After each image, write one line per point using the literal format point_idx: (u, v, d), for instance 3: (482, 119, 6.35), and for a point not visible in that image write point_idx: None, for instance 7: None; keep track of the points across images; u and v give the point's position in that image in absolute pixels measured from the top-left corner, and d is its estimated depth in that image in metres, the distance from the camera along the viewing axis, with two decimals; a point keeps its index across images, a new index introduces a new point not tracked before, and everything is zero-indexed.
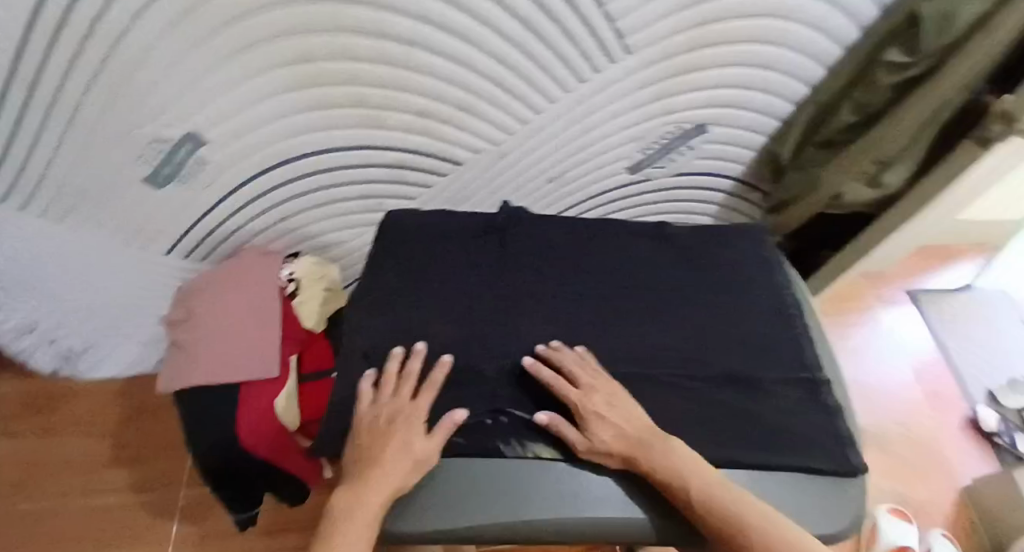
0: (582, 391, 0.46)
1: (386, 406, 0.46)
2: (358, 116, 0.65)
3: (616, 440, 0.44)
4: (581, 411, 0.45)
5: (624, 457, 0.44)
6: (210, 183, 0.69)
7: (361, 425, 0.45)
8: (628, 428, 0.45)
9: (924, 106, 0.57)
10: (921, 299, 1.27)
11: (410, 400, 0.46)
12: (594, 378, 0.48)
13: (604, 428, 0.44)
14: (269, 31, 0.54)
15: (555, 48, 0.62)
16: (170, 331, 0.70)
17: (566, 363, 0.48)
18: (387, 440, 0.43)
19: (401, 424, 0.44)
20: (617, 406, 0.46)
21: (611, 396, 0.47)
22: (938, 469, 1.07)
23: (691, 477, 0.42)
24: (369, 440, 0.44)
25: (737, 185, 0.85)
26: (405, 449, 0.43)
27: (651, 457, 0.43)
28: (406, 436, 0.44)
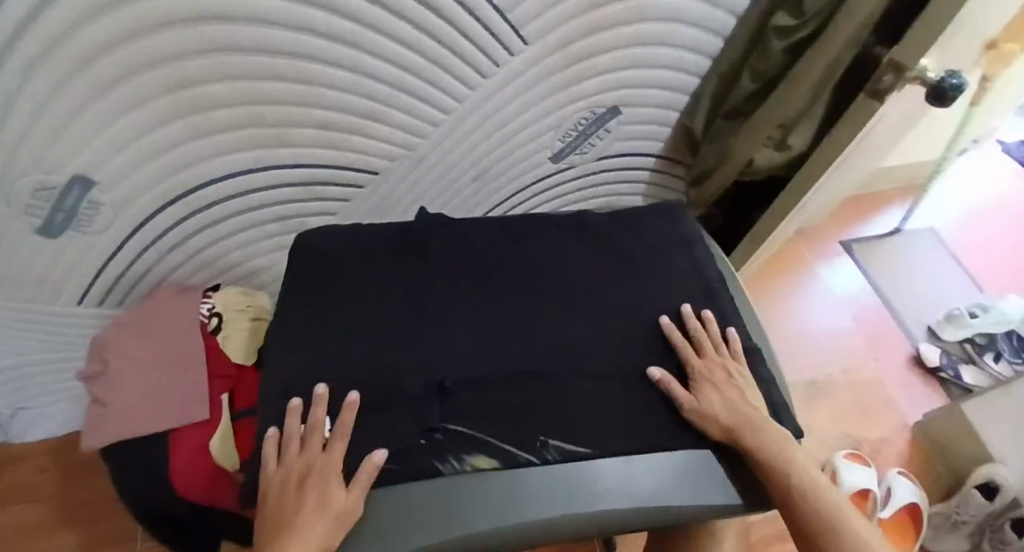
0: (704, 360, 0.52)
1: (296, 466, 0.44)
2: (256, 137, 0.63)
3: (724, 411, 0.48)
4: (699, 377, 0.50)
5: (730, 428, 0.48)
6: (110, 224, 0.65)
7: (271, 495, 0.43)
8: (735, 407, 0.49)
9: (817, 67, 0.58)
10: (855, 248, 1.32)
11: (322, 453, 0.44)
12: (717, 356, 0.53)
13: (714, 395, 0.49)
14: (142, 61, 0.51)
15: (454, 47, 0.60)
16: (87, 388, 0.67)
17: (699, 335, 0.53)
18: (300, 502, 0.41)
19: (314, 481, 0.42)
20: (731, 384, 0.51)
21: (726, 373, 0.52)
22: (885, 410, 1.11)
23: (793, 465, 0.46)
24: (281, 507, 0.42)
25: (660, 163, 0.85)
26: (324, 506, 0.40)
27: (759, 437, 0.47)
28: (320, 491, 0.41)
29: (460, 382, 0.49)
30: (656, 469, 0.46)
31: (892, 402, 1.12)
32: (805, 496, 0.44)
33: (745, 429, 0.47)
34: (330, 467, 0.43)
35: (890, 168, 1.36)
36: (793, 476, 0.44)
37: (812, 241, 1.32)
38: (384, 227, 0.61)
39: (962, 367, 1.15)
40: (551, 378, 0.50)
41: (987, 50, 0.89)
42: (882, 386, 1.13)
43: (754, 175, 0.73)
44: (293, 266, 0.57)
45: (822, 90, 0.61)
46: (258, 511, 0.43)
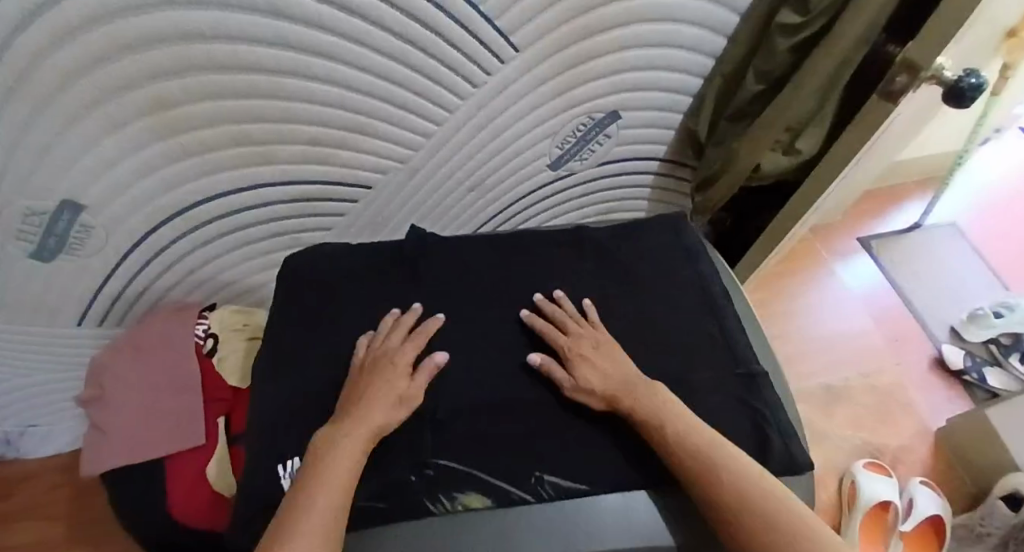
0: (570, 336, 0.50)
1: (379, 349, 0.49)
2: (243, 155, 0.61)
3: (603, 381, 0.47)
4: (571, 351, 0.49)
5: (609, 398, 0.46)
6: (103, 245, 0.65)
7: (353, 371, 0.49)
8: (608, 373, 0.48)
9: (824, 67, 0.55)
10: (872, 246, 1.27)
11: (402, 344, 0.50)
12: (583, 327, 0.52)
13: (590, 368, 0.48)
14: (120, 84, 0.49)
15: (441, 57, 0.58)
16: (87, 412, 0.67)
17: (559, 315, 0.52)
18: (374, 377, 0.46)
19: (390, 363, 0.47)
20: (604, 352, 0.50)
21: (596, 342, 0.50)
22: (904, 414, 1.07)
23: (675, 418, 0.44)
24: (359, 380, 0.47)
25: (665, 166, 0.83)
26: (390, 387, 0.46)
27: (635, 398, 0.45)
28: (392, 373, 0.47)
29: (451, 412, 0.47)
30: (655, 503, 0.45)
31: (913, 406, 1.08)
32: (682, 442, 0.42)
33: (622, 394, 0.46)
34: (404, 355, 0.48)
35: (907, 161, 1.31)
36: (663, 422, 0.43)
37: (826, 238, 1.27)
38: (374, 246, 0.59)
39: (986, 369, 1.10)
40: (546, 405, 0.48)
41: (1009, 38, 0.84)
42: (902, 389, 1.09)
43: (762, 179, 0.70)
44: (279, 294, 0.57)
45: (831, 91, 0.58)
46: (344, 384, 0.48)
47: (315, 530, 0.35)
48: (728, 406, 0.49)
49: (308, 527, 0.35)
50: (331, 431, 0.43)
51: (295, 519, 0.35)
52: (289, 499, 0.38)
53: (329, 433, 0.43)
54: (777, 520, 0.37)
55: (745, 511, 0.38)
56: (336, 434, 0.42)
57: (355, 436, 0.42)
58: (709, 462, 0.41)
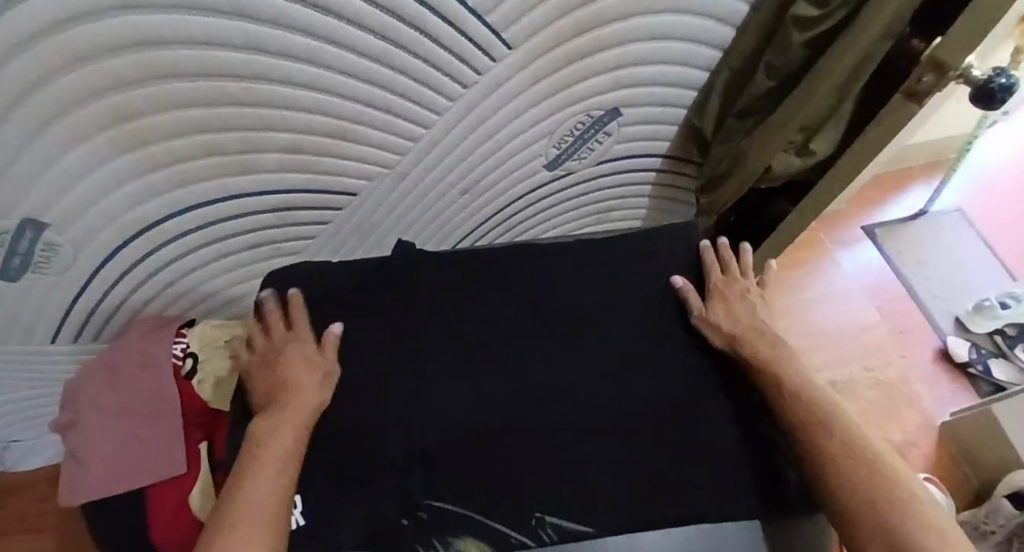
0: (724, 279, 0.57)
1: (278, 342, 0.51)
2: (217, 164, 0.57)
3: (739, 322, 0.53)
4: (716, 289, 0.55)
5: (730, 337, 0.51)
6: (73, 262, 0.60)
7: (259, 370, 0.50)
8: (740, 319, 0.53)
9: (845, 64, 0.50)
10: (877, 234, 1.24)
11: (296, 329, 0.51)
12: (737, 278, 0.58)
13: (723, 310, 0.53)
14: (74, 97, 0.44)
15: (428, 56, 0.53)
16: (63, 440, 0.64)
17: (728, 259, 0.59)
18: (281, 373, 0.48)
19: (291, 352, 0.49)
20: (743, 304, 0.56)
21: (742, 294, 0.56)
22: (909, 408, 1.05)
23: (793, 376, 0.49)
24: (265, 385, 0.49)
25: (666, 163, 0.78)
26: (299, 371, 0.47)
27: (757, 347, 0.51)
28: (297, 359, 0.48)
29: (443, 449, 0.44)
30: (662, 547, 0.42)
31: (917, 400, 1.06)
32: (797, 397, 0.47)
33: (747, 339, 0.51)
34: (302, 337, 0.50)
35: (914, 146, 1.27)
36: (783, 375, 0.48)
37: (831, 227, 1.24)
38: (361, 262, 0.56)
39: (991, 361, 1.09)
40: (546, 436, 0.46)
41: None
42: (907, 382, 1.08)
43: (771, 180, 0.66)
44: (256, 323, 0.54)
45: (849, 89, 0.54)
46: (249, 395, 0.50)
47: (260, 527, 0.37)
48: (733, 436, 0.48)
49: (253, 527, 0.36)
50: (262, 425, 0.44)
51: (235, 519, 0.37)
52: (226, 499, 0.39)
53: (259, 427, 0.44)
54: (896, 492, 0.40)
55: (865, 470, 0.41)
56: (263, 429, 0.43)
57: (283, 426, 0.43)
58: (846, 428, 0.44)
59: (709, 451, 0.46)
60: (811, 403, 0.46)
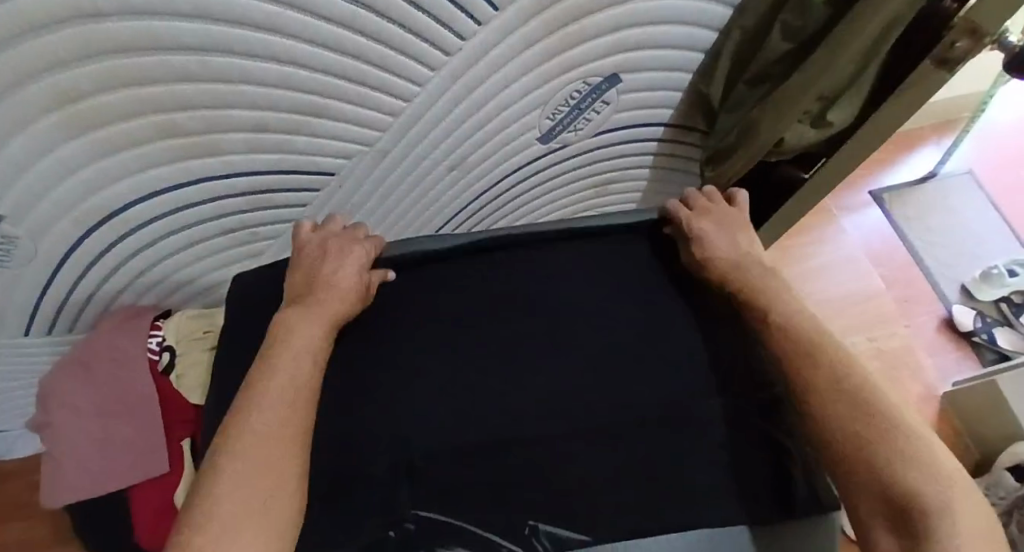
0: (694, 214, 0.55)
1: (331, 241, 0.51)
2: (177, 147, 0.52)
3: (722, 254, 0.52)
4: (693, 225, 0.54)
5: (721, 273, 0.51)
6: (34, 254, 0.56)
7: (304, 254, 0.51)
8: (730, 248, 0.53)
9: (870, 26, 0.45)
10: (885, 199, 1.20)
11: (353, 240, 0.52)
12: (713, 209, 0.57)
13: (711, 243, 0.53)
14: (7, 78, 0.39)
15: (404, 21, 0.48)
16: (40, 437, 0.61)
17: (694, 197, 0.58)
18: (335, 267, 0.49)
19: (346, 255, 0.50)
20: (726, 231, 0.55)
21: (722, 222, 0.55)
22: (912, 376, 1.04)
23: (779, 301, 0.48)
24: (310, 269, 0.49)
25: (668, 132, 0.73)
26: (348, 276, 0.48)
27: (745, 277, 0.50)
28: (352, 266, 0.49)
29: (432, 462, 0.42)
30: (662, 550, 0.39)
31: (920, 369, 1.05)
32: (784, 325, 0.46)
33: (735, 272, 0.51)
34: (362, 247, 0.51)
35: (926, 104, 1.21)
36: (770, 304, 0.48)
37: (836, 193, 1.19)
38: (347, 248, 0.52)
39: (996, 329, 1.07)
40: (540, 442, 0.43)
41: None
42: (911, 351, 1.06)
43: (781, 153, 0.61)
44: (230, 324, 0.52)
45: (874, 54, 0.49)
46: (292, 268, 0.50)
47: (292, 419, 0.38)
48: (739, 438, 0.45)
49: (282, 416, 0.37)
50: (294, 312, 0.45)
51: (265, 397, 0.38)
52: (254, 372, 0.40)
53: (291, 315, 0.45)
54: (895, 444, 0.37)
55: (893, 461, 0.36)
56: (298, 317, 0.44)
57: (316, 322, 0.44)
58: (862, 411, 0.39)
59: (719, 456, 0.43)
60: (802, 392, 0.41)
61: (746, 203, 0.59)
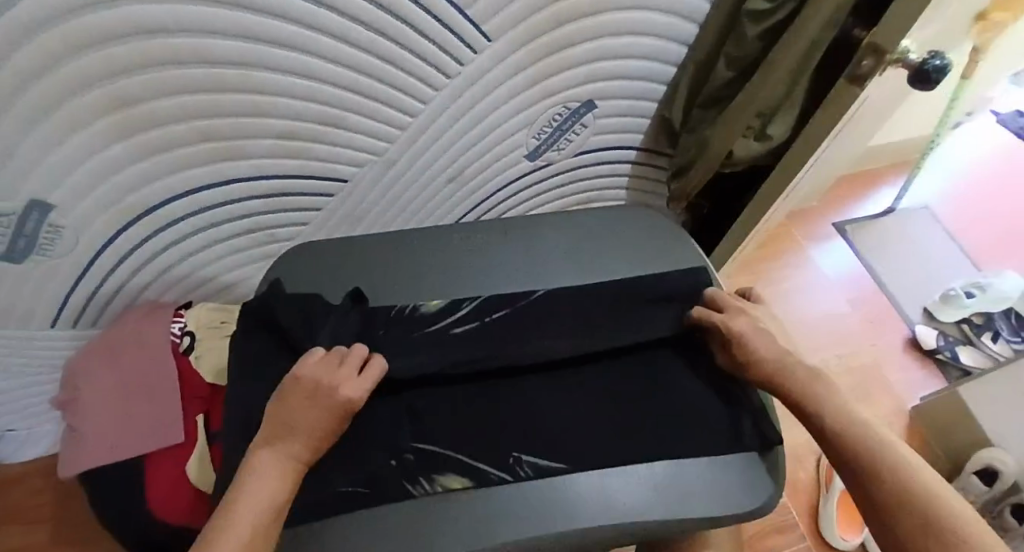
0: (727, 315, 0.51)
1: (324, 375, 0.44)
2: (214, 149, 0.60)
3: (767, 357, 0.47)
4: (730, 330, 0.49)
5: (769, 377, 0.47)
6: (74, 246, 0.63)
7: (292, 384, 0.43)
8: (770, 346, 0.48)
9: (794, 50, 0.55)
10: (848, 230, 1.30)
11: (348, 376, 0.44)
12: (738, 305, 0.52)
13: (750, 347, 0.48)
14: (84, 80, 0.48)
15: (412, 47, 0.58)
16: (62, 414, 0.66)
17: (718, 297, 0.53)
18: (313, 412, 0.41)
19: (333, 400, 0.42)
20: (763, 329, 0.50)
21: (755, 320, 0.50)
22: (881, 391, 1.10)
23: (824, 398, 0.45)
24: (290, 406, 0.42)
25: (639, 154, 0.83)
26: (328, 427, 0.41)
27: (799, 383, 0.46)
28: (331, 412, 0.42)
29: (429, 402, 0.48)
30: (631, 482, 0.45)
31: (888, 385, 1.11)
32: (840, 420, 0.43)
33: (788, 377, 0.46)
34: (353, 390, 0.43)
35: (880, 146, 1.33)
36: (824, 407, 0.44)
37: (802, 224, 1.30)
38: (366, 237, 0.59)
39: (958, 347, 1.14)
40: (523, 388, 0.49)
41: (979, 20, 0.85)
42: (878, 368, 1.13)
43: (733, 166, 0.71)
44: None
45: (800, 76, 0.59)
46: (274, 397, 0.43)
47: None
48: (690, 388, 0.50)
49: None
50: (268, 457, 0.39)
51: None
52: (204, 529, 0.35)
53: (262, 459, 0.39)
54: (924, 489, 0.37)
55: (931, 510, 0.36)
56: (268, 468, 0.39)
57: (284, 477, 0.39)
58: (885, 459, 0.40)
59: (679, 401, 0.49)
60: (750, 339, 0.48)
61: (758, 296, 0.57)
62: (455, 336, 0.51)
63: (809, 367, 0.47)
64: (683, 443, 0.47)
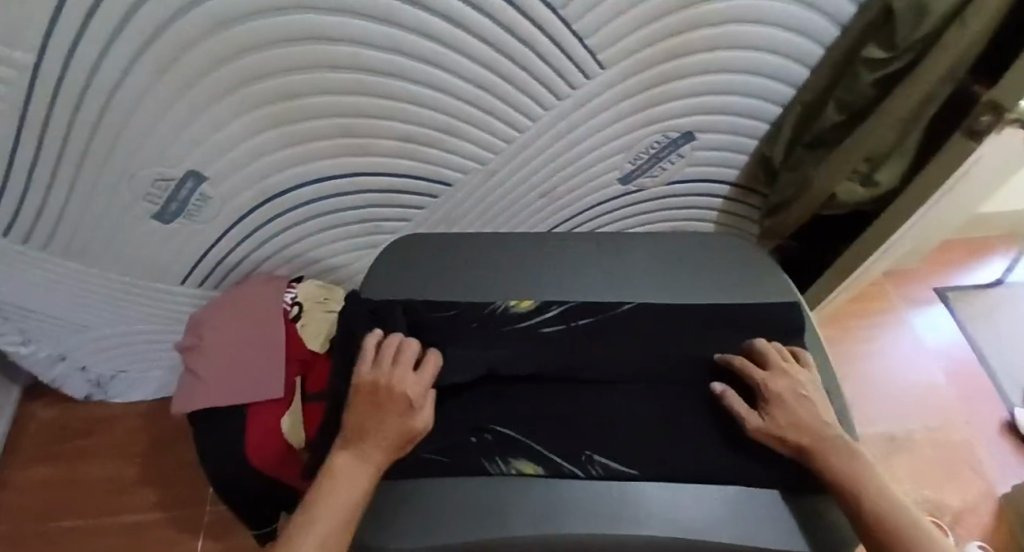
0: (767, 374, 0.49)
1: (385, 375, 0.49)
2: (345, 145, 0.68)
3: (802, 426, 0.46)
4: (769, 392, 0.48)
5: (800, 447, 0.46)
6: (216, 215, 0.73)
7: (360, 385, 0.49)
8: (808, 416, 0.47)
9: (907, 99, 0.56)
10: (949, 297, 1.23)
11: (406, 374, 0.50)
12: (783, 365, 0.51)
13: (786, 415, 0.47)
14: (257, 74, 0.56)
15: (531, 68, 0.63)
16: (183, 358, 0.75)
17: (764, 354, 0.51)
18: (382, 410, 0.47)
19: (393, 397, 0.48)
20: (805, 397, 0.48)
21: (797, 385, 0.49)
22: (967, 471, 1.02)
23: (859, 471, 0.43)
24: (360, 408, 0.48)
25: (733, 190, 0.86)
26: (398, 420, 0.47)
27: (831, 454, 0.44)
28: (398, 408, 0.47)
29: (510, 385, 0.52)
30: (705, 498, 0.46)
31: (977, 465, 1.03)
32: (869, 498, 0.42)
33: (821, 450, 0.45)
34: (413, 387, 0.49)
35: (993, 213, 1.26)
36: (863, 482, 0.43)
37: (896, 284, 1.24)
38: (468, 236, 0.65)
39: None
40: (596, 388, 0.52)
41: None
42: (967, 447, 1.04)
43: (835, 209, 0.70)
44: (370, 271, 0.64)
45: (916, 124, 0.59)
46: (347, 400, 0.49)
47: None
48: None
49: None
50: (345, 458, 0.45)
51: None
52: (302, 520, 0.42)
53: (341, 460, 0.45)
54: None
55: None
56: (345, 467, 0.44)
57: (360, 472, 0.44)
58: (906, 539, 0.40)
59: None
60: (808, 407, 0.47)
61: (810, 361, 0.53)
62: (542, 335, 0.55)
63: (844, 438, 0.46)
64: (757, 467, 0.47)
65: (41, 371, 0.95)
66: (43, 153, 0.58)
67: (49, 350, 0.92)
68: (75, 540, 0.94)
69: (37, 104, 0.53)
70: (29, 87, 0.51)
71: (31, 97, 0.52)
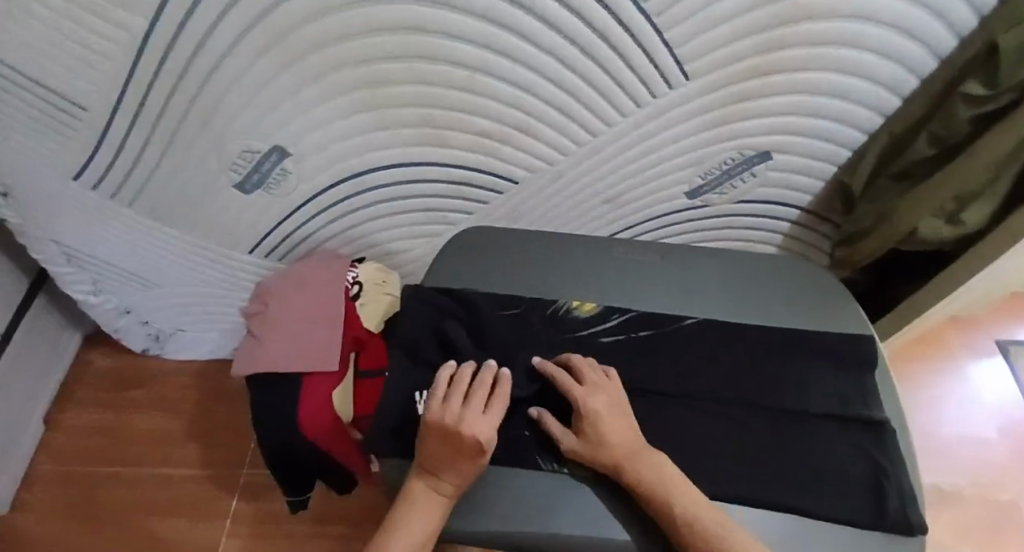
0: (585, 389, 0.48)
1: (454, 416, 0.46)
2: (424, 135, 0.69)
3: (610, 443, 0.45)
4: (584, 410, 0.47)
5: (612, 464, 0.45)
6: (291, 190, 0.76)
7: (430, 422, 0.47)
8: (619, 430, 0.46)
9: (1003, 141, 0.54)
10: (1013, 351, 1.16)
11: (476, 416, 0.47)
12: (600, 380, 0.50)
13: (600, 432, 0.46)
14: (351, 59, 0.58)
15: (614, 73, 0.63)
16: (247, 323, 0.79)
17: (580, 370, 0.50)
18: (450, 453, 0.45)
19: (464, 442, 0.45)
20: (617, 412, 0.48)
21: (613, 402, 0.48)
22: (1014, 533, 0.97)
23: (669, 487, 0.43)
24: (430, 445, 0.46)
25: (804, 215, 0.85)
26: (466, 465, 0.45)
27: (640, 470, 0.44)
28: (467, 453, 0.45)
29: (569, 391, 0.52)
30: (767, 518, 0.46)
31: None
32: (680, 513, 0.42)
33: (626, 466, 0.44)
34: (481, 432, 0.46)
35: None
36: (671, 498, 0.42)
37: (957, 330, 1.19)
38: (536, 235, 0.65)
39: None
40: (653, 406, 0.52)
41: None
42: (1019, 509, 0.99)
43: (914, 244, 0.68)
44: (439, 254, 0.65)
45: (1011, 168, 0.55)
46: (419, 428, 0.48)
47: None
48: (841, 437, 0.50)
49: None
50: (420, 487, 0.46)
51: None
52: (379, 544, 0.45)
53: (416, 488, 0.46)
54: None
55: None
56: (420, 499, 0.46)
57: (432, 506, 0.45)
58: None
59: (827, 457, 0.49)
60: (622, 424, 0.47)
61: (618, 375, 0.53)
62: (601, 344, 0.56)
63: (651, 450, 0.46)
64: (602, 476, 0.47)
65: (108, 321, 1.01)
66: (145, 113, 0.62)
67: (119, 302, 0.97)
68: (123, 483, 1.00)
69: (148, 67, 0.56)
70: (145, 50, 0.54)
71: (143, 58, 0.55)
